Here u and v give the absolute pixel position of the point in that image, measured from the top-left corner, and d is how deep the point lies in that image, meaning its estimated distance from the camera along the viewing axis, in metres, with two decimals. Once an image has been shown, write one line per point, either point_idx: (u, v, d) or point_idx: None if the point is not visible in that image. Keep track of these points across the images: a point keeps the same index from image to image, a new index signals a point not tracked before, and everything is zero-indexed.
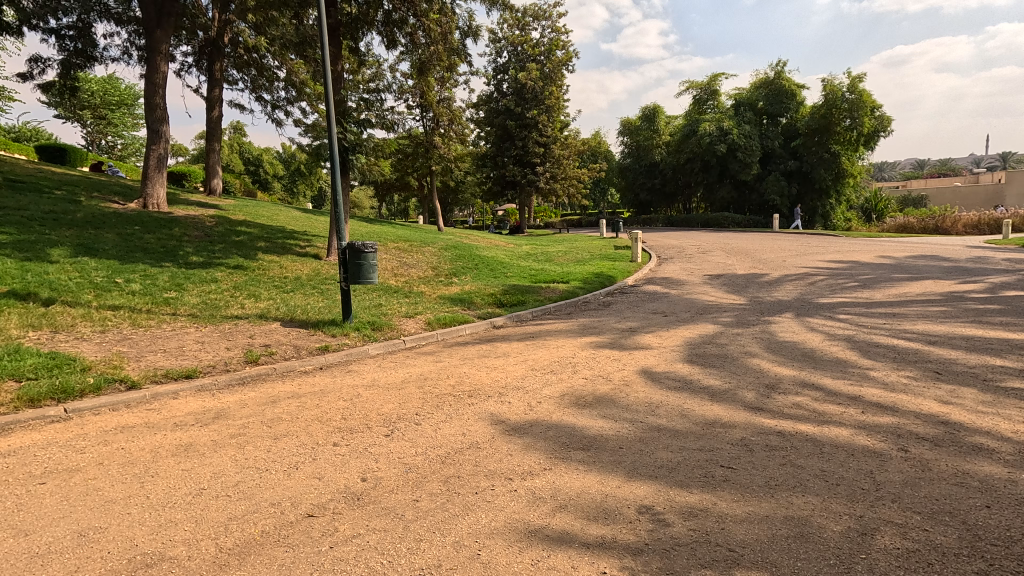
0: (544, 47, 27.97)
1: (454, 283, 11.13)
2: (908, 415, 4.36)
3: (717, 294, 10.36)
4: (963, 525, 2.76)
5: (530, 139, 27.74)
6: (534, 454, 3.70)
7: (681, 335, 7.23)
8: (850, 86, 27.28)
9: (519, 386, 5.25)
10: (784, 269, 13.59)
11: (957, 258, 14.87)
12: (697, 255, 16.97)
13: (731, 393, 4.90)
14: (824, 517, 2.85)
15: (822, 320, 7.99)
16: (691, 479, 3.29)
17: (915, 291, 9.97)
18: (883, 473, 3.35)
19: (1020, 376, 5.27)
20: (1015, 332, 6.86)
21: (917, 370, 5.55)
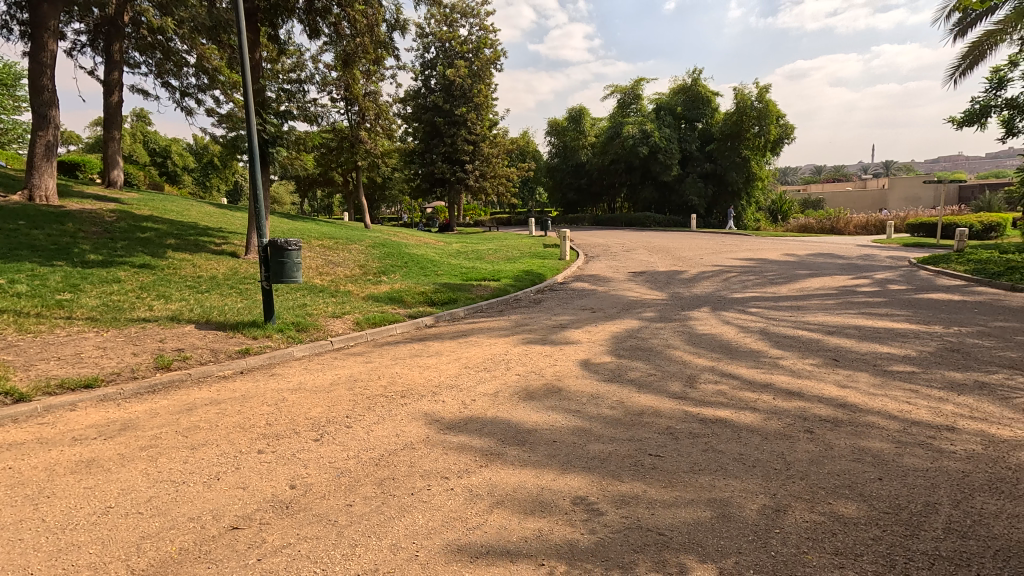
0: (473, 45, 27.88)
1: (383, 281, 10.89)
2: (812, 399, 4.76)
3: (641, 291, 10.79)
4: (860, 496, 3.06)
5: (458, 136, 27.61)
6: (469, 451, 3.70)
7: (609, 329, 7.49)
8: (758, 96, 29.37)
9: (452, 384, 5.22)
10: (701, 266, 14.37)
11: (849, 255, 16.43)
12: (622, 252, 17.57)
13: (657, 384, 5.12)
14: (742, 497, 3.06)
15: (736, 313, 8.56)
16: (622, 468, 3.41)
17: (815, 286, 10.89)
18: (792, 454, 3.64)
19: (903, 360, 5.92)
20: (898, 321, 7.70)
21: (818, 357, 6.07)
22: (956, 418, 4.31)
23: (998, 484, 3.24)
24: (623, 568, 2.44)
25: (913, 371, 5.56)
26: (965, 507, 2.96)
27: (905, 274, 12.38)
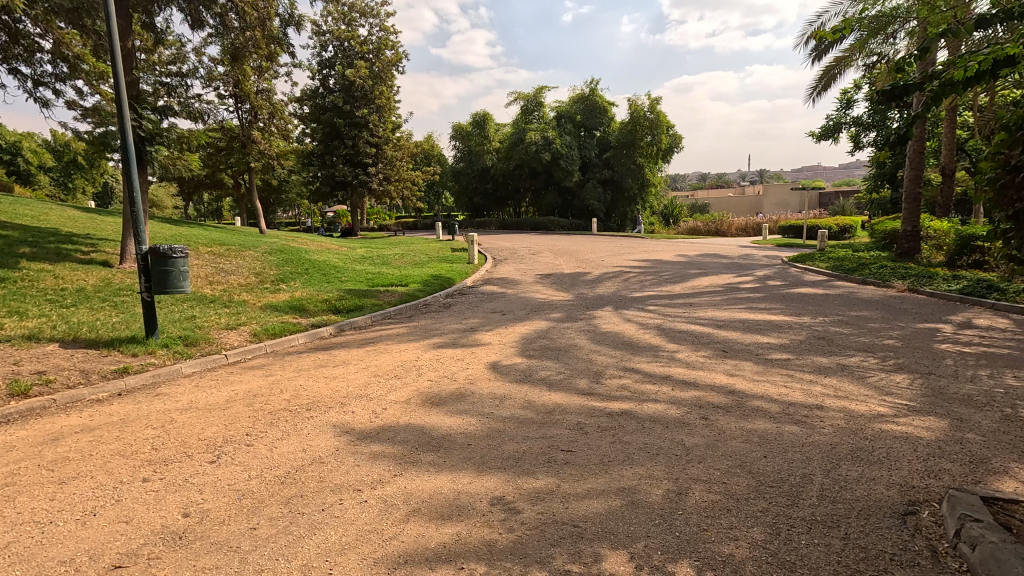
0: (373, 45, 27.19)
1: (282, 289, 10.29)
2: (706, 387, 5.17)
3: (548, 292, 11.08)
4: (749, 474, 3.36)
5: (360, 138, 26.79)
6: (383, 461, 3.60)
7: (519, 331, 7.62)
8: (650, 107, 31.31)
9: (361, 393, 5.04)
10: (603, 267, 15.03)
11: (731, 255, 18.00)
12: (528, 256, 17.94)
13: (566, 382, 5.30)
14: (648, 483, 3.25)
15: (636, 311, 9.06)
16: (537, 466, 3.49)
17: (705, 284, 11.79)
18: (691, 439, 3.92)
19: (779, 349, 6.59)
20: (773, 314, 8.56)
21: (709, 350, 6.58)
22: (824, 398, 4.88)
23: (858, 452, 3.71)
24: (541, 562, 2.50)
25: (788, 358, 6.21)
26: (833, 475, 3.36)
27: (779, 271, 13.77)
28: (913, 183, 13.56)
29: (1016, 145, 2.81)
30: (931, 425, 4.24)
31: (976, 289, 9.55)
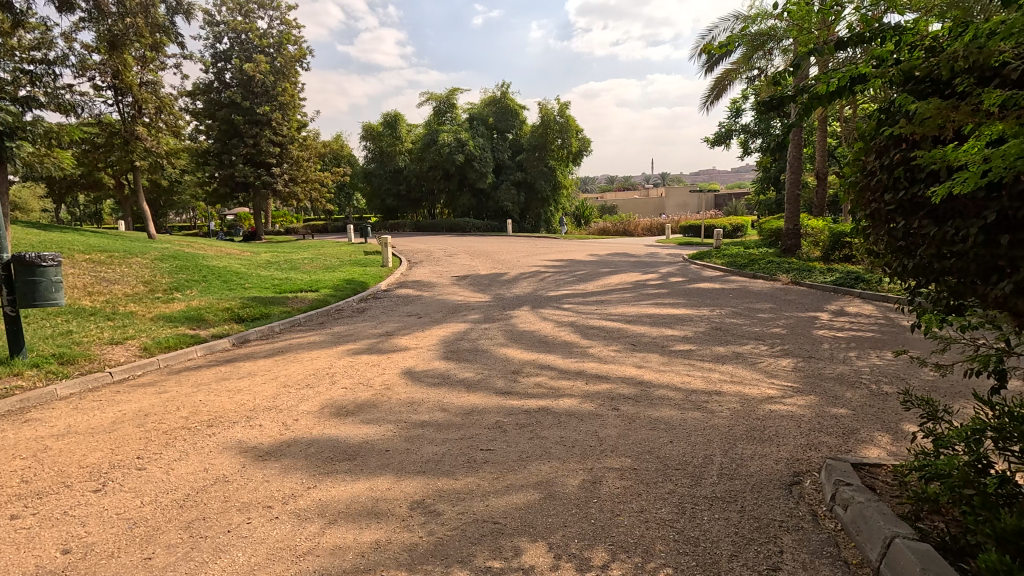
0: (274, 39, 25.81)
1: (176, 299, 9.50)
2: (617, 380, 5.42)
3: (465, 294, 11.08)
4: (657, 458, 3.58)
5: (262, 136, 25.30)
6: (295, 474, 3.45)
7: (436, 334, 7.56)
8: (560, 111, 32.22)
9: (269, 406, 4.78)
10: (519, 268, 15.26)
11: (639, 254, 18.97)
12: (444, 258, 17.84)
13: (484, 382, 5.34)
14: (565, 475, 3.36)
15: (551, 310, 9.30)
16: (456, 466, 3.49)
17: (615, 282, 12.32)
18: (604, 430, 4.10)
19: (683, 340, 7.05)
20: (677, 308, 9.14)
21: (620, 344, 6.90)
22: (721, 384, 5.29)
23: (751, 432, 4.06)
24: (463, 562, 2.50)
25: (690, 349, 6.66)
26: (730, 454, 3.65)
27: (681, 268, 14.70)
28: (793, 185, 14.99)
29: (871, 153, 3.19)
30: (812, 403, 4.72)
31: (845, 281, 10.74)
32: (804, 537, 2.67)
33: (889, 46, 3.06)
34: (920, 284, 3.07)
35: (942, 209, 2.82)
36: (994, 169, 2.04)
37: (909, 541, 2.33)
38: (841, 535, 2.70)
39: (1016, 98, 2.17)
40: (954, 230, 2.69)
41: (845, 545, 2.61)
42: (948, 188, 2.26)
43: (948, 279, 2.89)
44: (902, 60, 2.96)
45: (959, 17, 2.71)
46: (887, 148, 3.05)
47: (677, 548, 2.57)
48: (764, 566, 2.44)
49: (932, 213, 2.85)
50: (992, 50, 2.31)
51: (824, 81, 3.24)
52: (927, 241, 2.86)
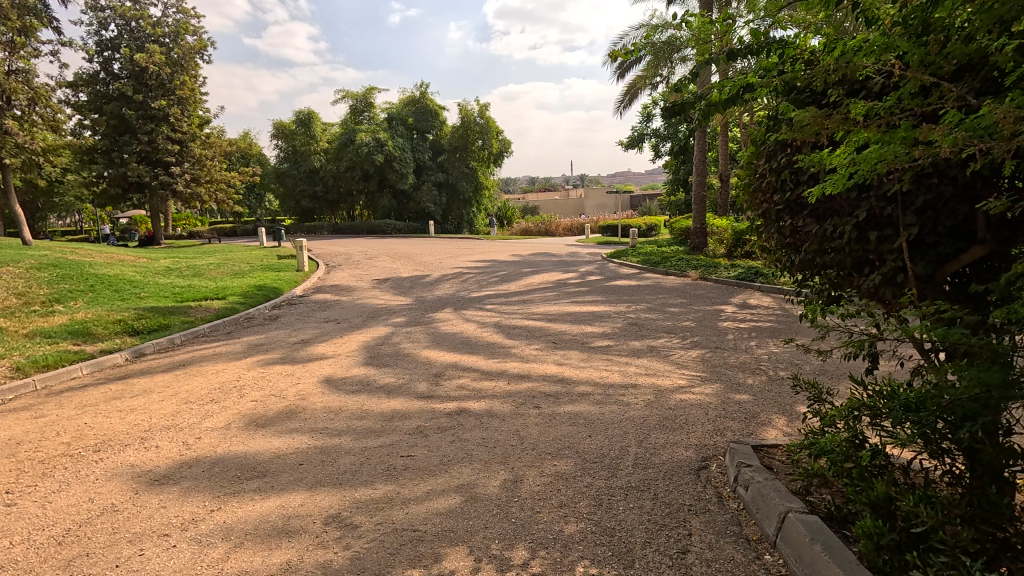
0: (170, 29, 23.92)
1: (59, 311, 8.55)
2: (539, 378, 5.49)
3: (386, 297, 10.80)
4: (576, 453, 3.67)
5: (158, 132, 23.35)
6: (196, 496, 3.20)
7: (355, 339, 7.31)
8: (480, 112, 32.31)
9: (168, 424, 4.41)
10: (441, 270, 15.12)
11: (560, 253, 19.41)
12: (365, 261, 17.32)
13: (405, 387, 5.22)
14: (486, 477, 3.35)
15: (474, 310, 9.29)
16: (375, 475, 3.39)
17: (537, 281, 12.50)
18: (525, 429, 4.14)
19: (602, 337, 7.28)
20: (595, 306, 9.42)
21: (541, 342, 7.01)
22: (637, 376, 5.52)
23: (664, 421, 4.26)
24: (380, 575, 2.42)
25: (608, 344, 6.88)
26: (645, 444, 3.80)
27: (599, 266, 15.19)
28: (700, 187, 15.95)
29: (761, 157, 3.41)
30: (718, 391, 5.03)
31: (747, 275, 11.56)
32: (710, 518, 2.83)
33: (774, 57, 3.26)
34: (807, 277, 3.35)
35: (822, 208, 3.09)
36: (857, 173, 2.26)
37: (800, 514, 2.53)
38: (743, 513, 2.89)
39: (876, 109, 2.40)
40: (833, 227, 2.95)
41: (747, 523, 2.79)
42: (821, 191, 2.47)
43: (829, 272, 3.18)
44: (785, 72, 3.16)
45: (832, 33, 2.94)
46: (775, 152, 3.28)
47: (594, 539, 2.64)
48: (674, 549, 2.56)
49: (814, 212, 3.11)
50: (857, 65, 2.53)
51: (719, 89, 3.41)
52: (811, 239, 3.13)
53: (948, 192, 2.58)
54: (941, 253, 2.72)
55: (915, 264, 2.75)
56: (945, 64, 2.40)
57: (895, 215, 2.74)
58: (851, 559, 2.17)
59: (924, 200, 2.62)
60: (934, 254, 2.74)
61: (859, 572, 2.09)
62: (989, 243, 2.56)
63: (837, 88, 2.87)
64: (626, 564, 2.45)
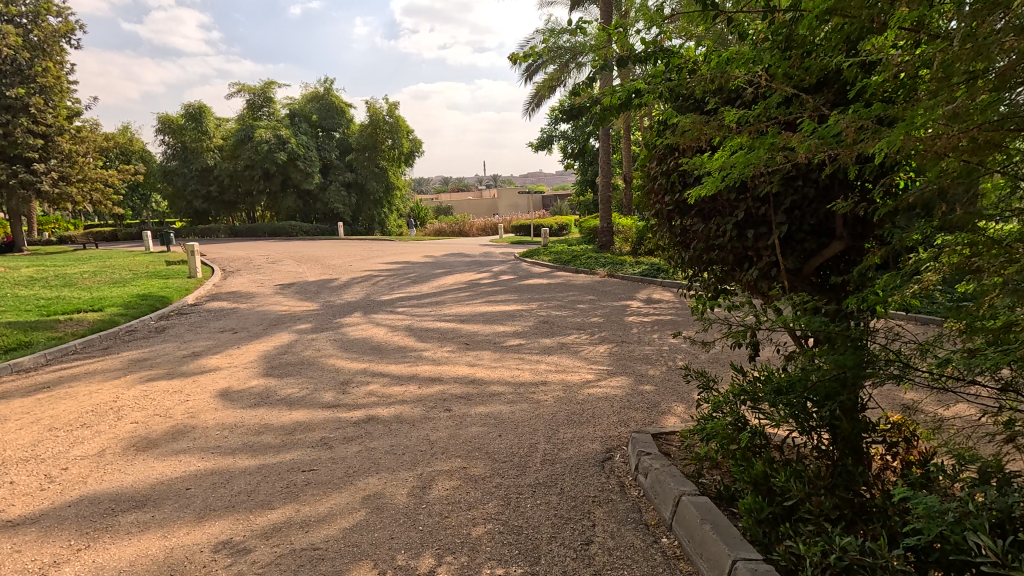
0: (28, 7, 21.17)
1: None
2: (451, 380, 5.44)
3: (290, 303, 10.24)
4: (486, 454, 3.67)
5: (16, 124, 20.59)
6: (60, 536, 2.84)
7: (255, 349, 6.86)
8: (388, 111, 31.56)
9: (27, 456, 3.89)
10: (351, 272, 14.60)
11: (473, 254, 19.42)
12: (266, 265, 16.33)
13: (309, 398, 4.97)
14: (394, 485, 3.26)
15: (384, 314, 9.05)
16: (273, 494, 3.19)
17: (450, 282, 12.40)
18: (435, 433, 4.09)
19: (513, 335, 7.35)
20: (508, 305, 9.51)
21: (453, 344, 6.95)
22: (547, 373, 5.63)
23: (572, 416, 4.37)
24: None
25: (520, 343, 6.96)
26: (553, 440, 3.88)
27: (512, 266, 15.37)
28: (606, 188, 16.59)
29: (652, 160, 3.57)
30: (624, 383, 5.24)
31: (650, 272, 12.19)
32: (613, 507, 2.94)
33: (661, 65, 3.42)
34: (696, 273, 3.57)
35: (708, 208, 3.29)
36: (729, 176, 2.43)
37: (692, 497, 2.68)
38: (644, 500, 3.03)
39: (747, 117, 2.59)
40: (716, 226, 3.16)
41: (646, 509, 2.93)
42: (699, 192, 2.63)
43: (715, 267, 3.40)
44: (671, 79, 3.33)
45: (712, 44, 3.14)
46: (665, 155, 3.44)
47: (502, 539, 2.65)
48: (578, 542, 2.62)
49: (702, 212, 3.32)
50: (729, 75, 2.71)
51: (612, 94, 3.52)
52: (697, 237, 3.32)
53: (811, 193, 2.84)
54: (807, 248, 3.00)
55: (786, 259, 3.01)
56: (804, 77, 2.64)
57: (768, 215, 2.98)
58: (735, 534, 2.33)
59: (792, 200, 2.87)
60: (801, 250, 3.01)
61: (742, 546, 2.25)
62: (844, 239, 2.87)
63: (715, 96, 3.07)
64: (532, 561, 2.48)
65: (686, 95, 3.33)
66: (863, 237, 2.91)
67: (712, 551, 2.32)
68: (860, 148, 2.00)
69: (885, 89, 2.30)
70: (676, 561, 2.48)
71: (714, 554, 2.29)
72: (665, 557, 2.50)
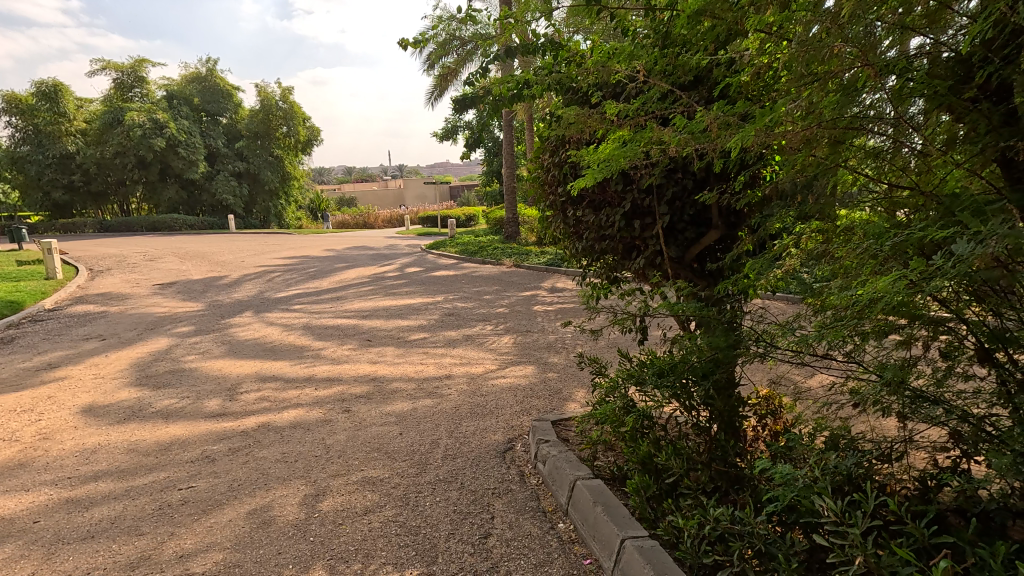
0: None
1: None
2: (350, 380, 5.22)
3: (170, 304, 9.33)
4: (386, 454, 3.56)
5: None
6: None
7: (126, 358, 6.17)
8: (282, 96, 29.62)
9: None
10: (242, 269, 13.59)
11: (378, 246, 18.82)
12: (142, 262, 14.73)
13: (189, 408, 4.55)
14: (283, 496, 3.06)
15: (279, 312, 8.51)
16: (142, 519, 2.88)
17: (352, 276, 11.92)
18: (332, 436, 3.90)
19: (418, 330, 7.20)
20: (412, 299, 9.30)
21: (355, 341, 6.68)
22: (451, 367, 5.57)
23: (475, 408, 4.36)
24: None
25: (424, 337, 6.84)
26: (456, 434, 3.84)
27: (418, 258, 15.08)
28: (510, 179, 16.71)
29: (545, 152, 3.58)
30: (526, 373, 5.31)
31: (554, 261, 12.47)
32: (512, 498, 2.97)
33: (551, 57, 3.43)
34: (589, 263, 3.66)
35: (597, 200, 3.37)
36: (611, 168, 2.50)
37: (586, 481, 2.76)
38: (542, 487, 3.10)
39: (627, 111, 2.68)
40: (605, 217, 3.25)
41: (544, 496, 3.00)
42: (583, 184, 2.69)
43: (606, 256, 3.51)
44: (560, 72, 3.35)
45: (598, 37, 3.19)
46: (556, 146, 3.46)
47: (398, 542, 2.58)
48: (477, 535, 2.62)
49: (591, 203, 3.39)
50: (611, 69, 2.77)
51: (504, 85, 3.49)
52: (589, 227, 3.40)
53: (689, 185, 2.99)
54: (688, 238, 3.17)
55: (669, 248, 3.17)
56: (680, 74, 2.75)
57: (652, 206, 3.09)
58: (625, 514, 2.43)
59: (672, 192, 3.01)
60: (683, 239, 3.18)
61: (630, 525, 2.34)
62: (719, 228, 3.06)
63: (601, 90, 3.14)
64: (429, 560, 2.44)
65: (575, 88, 3.37)
66: (736, 226, 3.11)
67: (603, 532, 2.39)
68: (723, 141, 2.13)
69: (749, 88, 2.45)
70: (571, 545, 2.55)
71: (605, 536, 2.37)
72: (560, 542, 2.57)
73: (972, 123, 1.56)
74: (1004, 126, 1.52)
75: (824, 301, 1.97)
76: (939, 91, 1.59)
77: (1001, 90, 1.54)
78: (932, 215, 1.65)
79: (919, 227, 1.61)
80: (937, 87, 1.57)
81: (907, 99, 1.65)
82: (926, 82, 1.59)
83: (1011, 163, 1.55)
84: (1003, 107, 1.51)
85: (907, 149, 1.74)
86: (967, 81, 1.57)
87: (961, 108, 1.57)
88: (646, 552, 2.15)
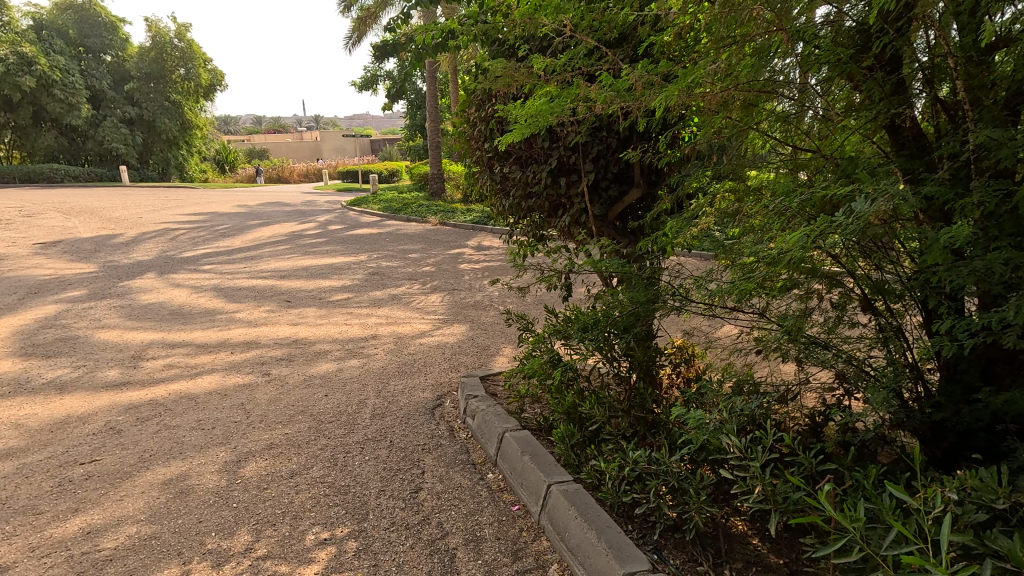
0: None
1: None
2: (270, 343, 5.01)
3: (56, 266, 8.38)
4: (312, 416, 3.48)
5: None
6: None
7: (6, 326, 5.52)
8: (177, 32, 26.73)
9: None
10: (140, 226, 12.40)
11: (295, 203, 17.78)
12: (17, 219, 13.03)
13: (87, 378, 4.20)
14: (201, 465, 2.93)
15: (185, 273, 7.91)
16: (41, 497, 2.67)
17: (267, 235, 11.24)
18: (252, 400, 3.76)
19: (341, 290, 6.98)
20: (334, 258, 8.93)
21: (272, 302, 6.39)
22: (377, 326, 5.49)
23: (403, 367, 4.35)
24: None
25: (347, 297, 6.64)
26: (383, 393, 3.83)
27: (339, 215, 14.44)
28: (436, 133, 16.20)
29: (471, 106, 3.48)
30: (453, 330, 5.32)
31: (481, 219, 12.39)
32: (442, 452, 3.03)
33: (477, 6, 3.28)
34: (516, 220, 3.65)
35: (524, 156, 3.34)
36: (539, 124, 2.48)
37: (515, 433, 2.85)
38: (471, 441, 3.17)
39: (554, 67, 2.65)
40: (532, 173, 3.25)
41: (473, 449, 3.07)
42: (509, 140, 2.65)
43: (534, 214, 3.52)
44: (485, 22, 3.22)
45: None
46: (482, 100, 3.35)
47: (328, 501, 2.57)
48: (407, 491, 2.66)
49: (518, 159, 3.36)
50: (537, 21, 2.68)
51: (427, 34, 3.33)
52: (516, 184, 3.40)
53: (613, 143, 3.04)
54: (611, 195, 3.24)
55: (594, 206, 3.23)
56: (607, 30, 2.74)
57: (578, 163, 3.12)
58: (550, 461, 2.55)
59: (597, 150, 3.05)
60: (606, 197, 3.25)
61: (555, 471, 2.46)
62: (641, 187, 3.16)
63: (528, 43, 3.07)
64: (359, 517, 2.45)
65: (501, 40, 3.25)
66: (656, 184, 3.22)
67: (531, 479, 2.50)
68: (647, 101, 2.15)
69: (672, 47, 2.50)
70: (500, 493, 2.65)
71: (533, 483, 2.47)
72: (490, 491, 2.66)
73: (868, 90, 1.70)
74: (893, 94, 1.66)
75: (736, 257, 2.08)
76: (842, 59, 1.68)
77: (893, 60, 1.67)
78: (830, 176, 1.76)
79: (821, 188, 1.73)
80: (841, 55, 1.67)
81: (813, 65, 1.73)
82: (832, 49, 1.67)
83: (897, 129, 1.72)
84: (894, 77, 1.65)
85: (810, 114, 1.85)
86: (866, 50, 1.68)
87: (859, 76, 1.70)
88: (571, 495, 2.26)
